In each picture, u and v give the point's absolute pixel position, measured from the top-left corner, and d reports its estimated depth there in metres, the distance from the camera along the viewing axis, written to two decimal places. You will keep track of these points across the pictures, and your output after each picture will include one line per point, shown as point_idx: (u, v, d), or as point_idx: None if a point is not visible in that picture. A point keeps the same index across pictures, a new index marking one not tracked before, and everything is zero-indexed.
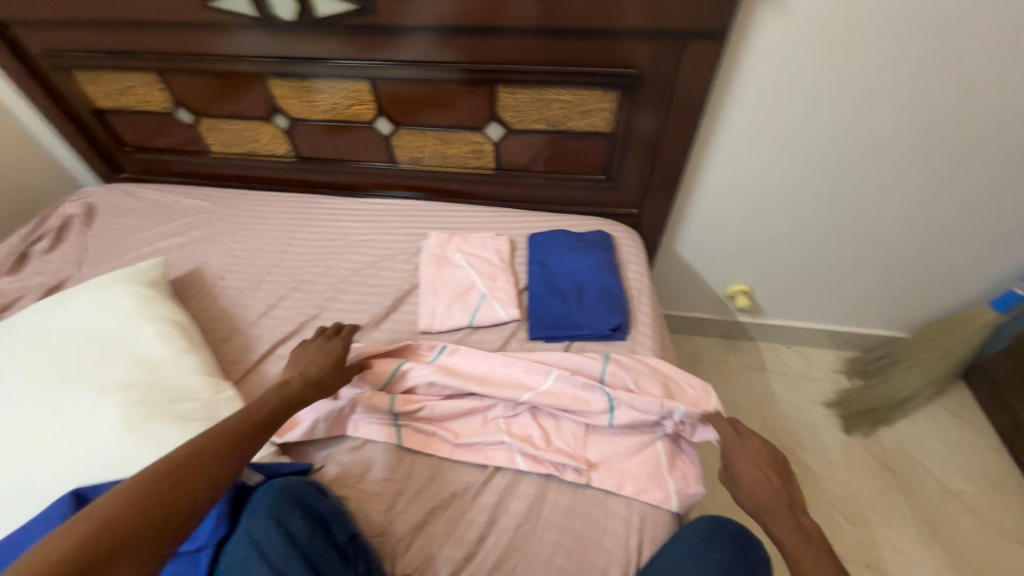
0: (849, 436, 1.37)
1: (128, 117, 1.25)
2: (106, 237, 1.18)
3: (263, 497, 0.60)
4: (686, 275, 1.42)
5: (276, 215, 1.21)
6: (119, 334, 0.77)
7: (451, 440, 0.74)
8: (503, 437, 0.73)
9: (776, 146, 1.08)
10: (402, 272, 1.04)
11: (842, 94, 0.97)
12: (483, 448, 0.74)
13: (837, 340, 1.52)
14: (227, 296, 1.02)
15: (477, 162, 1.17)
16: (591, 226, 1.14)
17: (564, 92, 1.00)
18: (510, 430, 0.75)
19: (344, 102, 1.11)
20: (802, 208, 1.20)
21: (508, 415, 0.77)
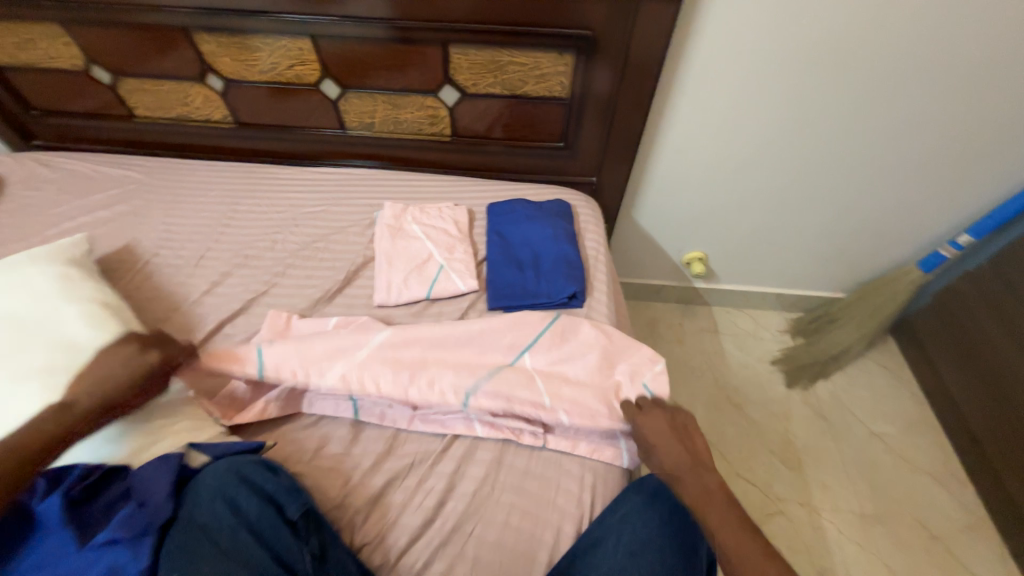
0: (791, 390, 1.47)
1: (33, 75, 1.11)
2: (18, 212, 1.06)
3: (209, 478, 0.58)
4: (645, 243, 1.44)
5: (215, 185, 1.13)
6: (38, 317, 0.71)
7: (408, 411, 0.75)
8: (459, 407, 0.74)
9: (730, 114, 1.09)
10: (355, 245, 1.01)
11: (790, 61, 0.99)
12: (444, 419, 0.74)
13: (783, 302, 1.61)
14: (165, 274, 0.95)
15: (431, 128, 1.12)
16: (550, 195, 1.14)
17: (519, 54, 0.96)
18: None
19: (284, 61, 1.02)
20: (752, 177, 1.23)
21: None
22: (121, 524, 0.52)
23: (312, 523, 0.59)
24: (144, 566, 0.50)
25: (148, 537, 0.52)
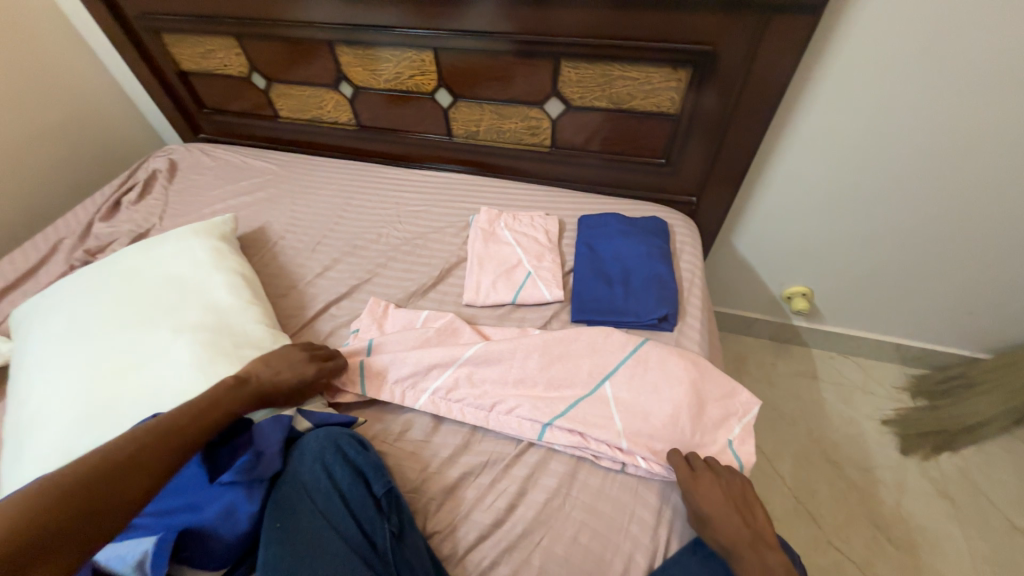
0: (905, 458, 1.27)
1: (208, 80, 1.33)
2: (185, 192, 1.27)
3: (311, 442, 0.64)
4: (741, 271, 1.35)
5: (335, 181, 1.26)
6: (194, 281, 0.84)
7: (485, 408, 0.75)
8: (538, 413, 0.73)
9: (861, 140, 0.99)
10: (450, 245, 1.06)
11: (946, 84, 0.87)
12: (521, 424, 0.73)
13: (904, 355, 1.40)
14: (287, 255, 1.08)
15: (532, 139, 1.15)
16: (645, 212, 1.11)
17: (631, 68, 0.95)
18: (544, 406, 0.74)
19: (407, 72, 1.12)
20: (881, 209, 1.09)
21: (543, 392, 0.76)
22: (243, 468, 0.59)
23: (393, 502, 0.63)
24: (255, 511, 0.57)
25: (262, 484, 0.59)
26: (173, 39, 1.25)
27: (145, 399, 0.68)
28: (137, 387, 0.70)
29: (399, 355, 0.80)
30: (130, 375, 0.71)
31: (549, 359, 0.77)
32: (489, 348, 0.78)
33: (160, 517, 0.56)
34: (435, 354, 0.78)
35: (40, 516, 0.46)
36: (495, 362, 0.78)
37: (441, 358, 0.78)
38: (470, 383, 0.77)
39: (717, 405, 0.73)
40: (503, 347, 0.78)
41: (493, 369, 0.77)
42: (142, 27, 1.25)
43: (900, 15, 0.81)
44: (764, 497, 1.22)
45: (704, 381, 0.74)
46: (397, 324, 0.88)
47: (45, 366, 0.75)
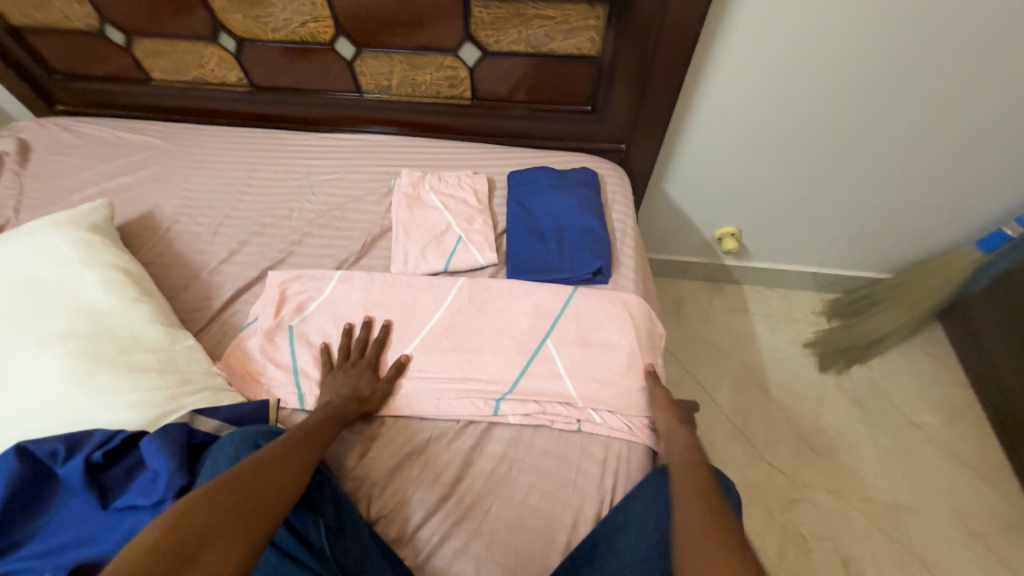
0: (823, 374, 1.41)
1: (50, 37, 1.10)
2: (44, 178, 1.07)
3: (225, 447, 0.56)
4: (674, 217, 1.37)
5: (232, 151, 1.11)
6: (59, 282, 0.70)
7: (481, 353, 0.76)
8: (520, 340, 0.77)
9: (775, 76, 0.99)
10: (372, 215, 0.98)
11: (850, 16, 0.88)
12: (506, 356, 0.76)
13: (820, 281, 1.52)
14: (183, 241, 0.95)
15: (451, 91, 1.06)
16: (575, 163, 1.07)
17: (546, 5, 0.88)
18: (518, 334, 0.78)
19: (297, 19, 0.97)
20: (797, 145, 1.13)
21: (516, 336, 0.78)
22: (141, 490, 0.52)
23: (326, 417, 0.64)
24: None
25: (167, 503, 0.51)
26: None
27: (12, 426, 0.58)
28: (1, 415, 0.58)
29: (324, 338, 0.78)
30: None
31: (495, 320, 0.80)
32: (426, 314, 0.81)
33: (44, 556, 0.48)
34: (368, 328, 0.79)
35: (165, 549, 0.42)
36: (442, 331, 0.79)
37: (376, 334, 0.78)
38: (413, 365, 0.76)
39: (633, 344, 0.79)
40: (442, 316, 0.80)
41: (412, 331, 0.79)
42: None
43: None
44: (706, 429, 1.31)
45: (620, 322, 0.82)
46: (293, 303, 0.82)
47: None
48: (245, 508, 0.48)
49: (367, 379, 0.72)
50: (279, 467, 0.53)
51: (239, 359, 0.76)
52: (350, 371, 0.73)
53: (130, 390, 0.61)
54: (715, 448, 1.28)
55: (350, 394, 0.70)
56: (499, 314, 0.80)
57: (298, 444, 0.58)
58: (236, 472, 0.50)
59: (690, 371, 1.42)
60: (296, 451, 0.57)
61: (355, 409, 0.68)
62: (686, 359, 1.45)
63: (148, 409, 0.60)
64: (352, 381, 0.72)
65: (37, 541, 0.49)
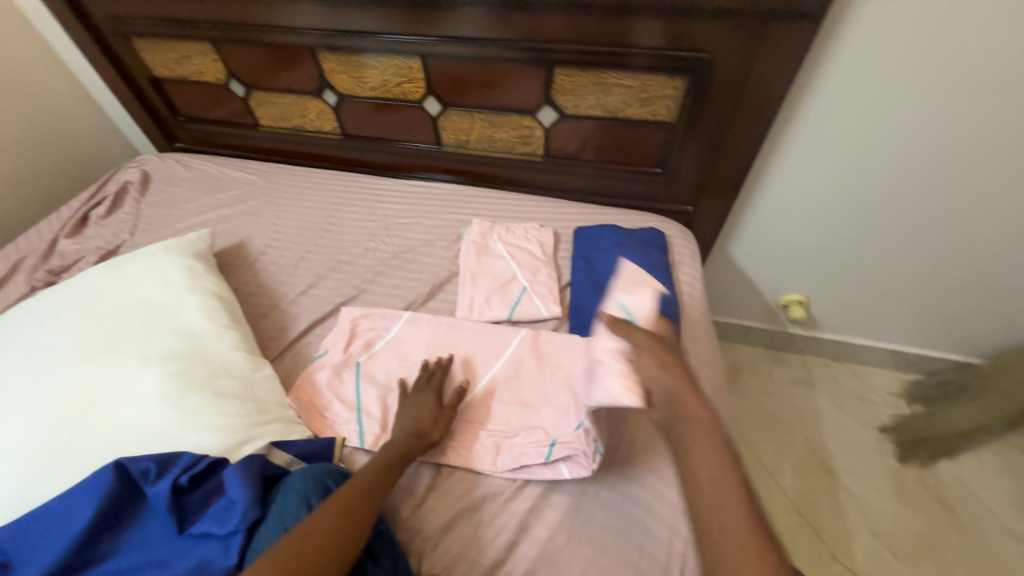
0: (904, 465, 1.26)
1: (183, 87, 1.27)
2: (157, 205, 1.20)
3: (296, 483, 0.58)
4: (736, 280, 1.33)
5: (319, 192, 1.21)
6: (165, 304, 0.77)
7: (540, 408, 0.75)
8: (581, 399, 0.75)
9: (857, 148, 0.97)
10: (440, 260, 1.02)
11: (942, 95, 0.86)
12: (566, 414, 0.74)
13: (898, 360, 1.40)
14: (268, 271, 1.02)
15: (524, 147, 1.11)
16: (641, 222, 1.07)
17: (626, 76, 0.92)
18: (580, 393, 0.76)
19: (393, 79, 1.07)
20: (878, 217, 1.08)
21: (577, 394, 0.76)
22: (217, 519, 0.54)
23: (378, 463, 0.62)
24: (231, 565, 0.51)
25: (238, 535, 0.53)
26: (146, 45, 1.19)
27: (108, 438, 0.62)
28: (100, 427, 0.63)
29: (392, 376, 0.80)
30: (93, 414, 0.64)
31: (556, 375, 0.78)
32: (488, 362, 0.81)
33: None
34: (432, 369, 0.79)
35: None
36: (503, 381, 0.78)
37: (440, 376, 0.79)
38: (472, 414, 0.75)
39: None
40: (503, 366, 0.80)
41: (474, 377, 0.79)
42: (111, 33, 1.19)
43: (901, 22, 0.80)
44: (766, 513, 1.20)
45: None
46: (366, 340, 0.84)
47: None
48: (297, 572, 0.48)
49: (428, 415, 0.71)
50: (337, 525, 0.53)
51: (309, 392, 0.78)
52: (415, 405, 0.72)
53: (214, 414, 0.64)
54: None
55: (415, 426, 0.69)
56: (560, 369, 0.79)
57: (360, 499, 0.57)
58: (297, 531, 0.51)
59: (748, 445, 1.32)
60: (355, 505, 0.56)
61: (412, 446, 0.67)
62: (744, 431, 1.35)
63: (227, 435, 0.63)
64: (413, 416, 0.71)
65: (118, 559, 0.52)
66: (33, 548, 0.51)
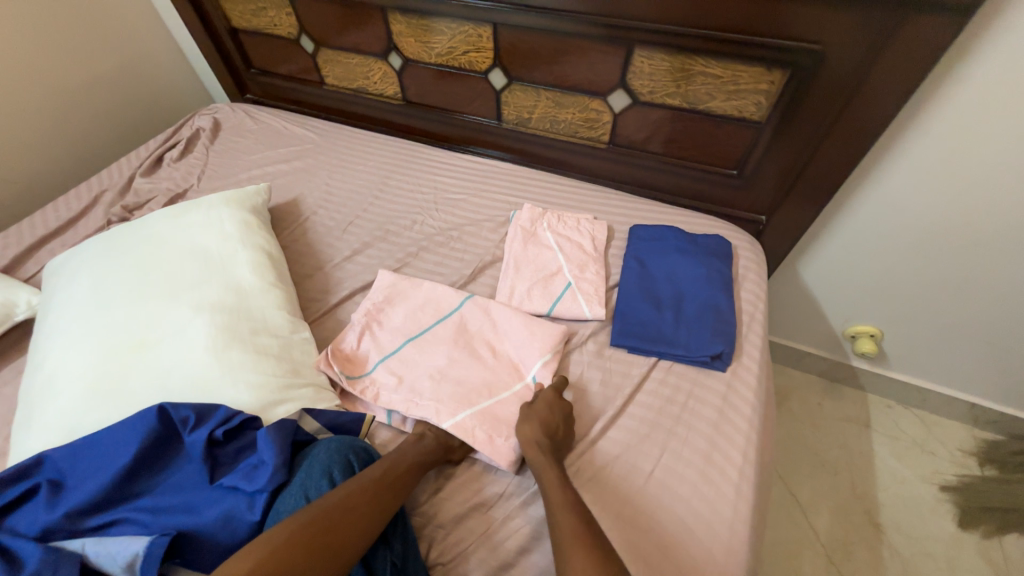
0: (963, 532, 1.14)
1: (258, 39, 1.29)
2: (223, 154, 1.24)
3: (321, 452, 0.59)
4: (801, 301, 1.21)
5: (374, 157, 1.20)
6: (219, 255, 0.79)
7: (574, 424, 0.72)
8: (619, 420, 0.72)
9: (983, 170, 0.83)
10: (486, 242, 0.98)
11: None
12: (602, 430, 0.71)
13: (978, 417, 1.24)
14: (318, 232, 1.03)
15: (589, 132, 1.04)
16: (705, 227, 0.98)
17: (714, 63, 0.83)
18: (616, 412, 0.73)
19: (461, 47, 1.03)
20: (988, 258, 0.93)
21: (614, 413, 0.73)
22: (245, 475, 0.55)
23: (400, 479, 0.59)
24: (254, 521, 0.53)
25: (263, 495, 0.55)
26: None
27: (154, 378, 0.65)
28: (149, 366, 0.66)
29: (425, 351, 0.76)
30: (144, 352, 0.67)
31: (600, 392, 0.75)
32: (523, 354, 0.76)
33: (155, 513, 0.53)
34: (463, 357, 0.76)
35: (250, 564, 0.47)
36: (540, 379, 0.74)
37: (475, 364, 0.75)
38: (500, 411, 0.70)
39: (739, 449, 0.69)
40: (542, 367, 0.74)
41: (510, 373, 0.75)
42: None
43: None
44: (792, 551, 1.13)
45: (729, 418, 0.72)
46: (402, 312, 0.82)
47: (64, 329, 0.72)
48: (320, 541, 0.50)
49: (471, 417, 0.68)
50: (363, 506, 0.54)
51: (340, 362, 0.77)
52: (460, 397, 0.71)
53: (250, 370, 0.66)
54: None
55: (441, 438, 0.67)
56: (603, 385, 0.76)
57: (388, 486, 0.58)
58: (329, 502, 0.53)
59: (785, 478, 1.23)
60: (383, 491, 0.57)
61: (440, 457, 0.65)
62: (782, 462, 1.26)
63: (262, 394, 0.64)
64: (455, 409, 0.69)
65: (154, 497, 0.54)
66: (83, 472, 0.55)
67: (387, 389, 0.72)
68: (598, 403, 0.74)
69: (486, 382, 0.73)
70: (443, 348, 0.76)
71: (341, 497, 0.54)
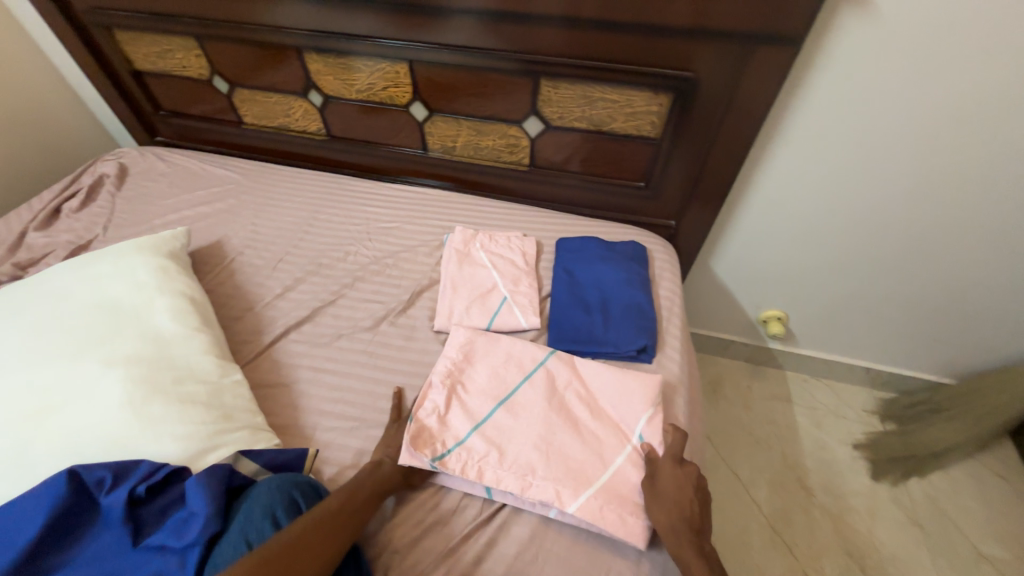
0: (876, 483, 1.28)
1: (166, 81, 1.25)
2: (134, 201, 1.18)
3: (261, 495, 0.57)
4: (717, 294, 1.34)
5: (301, 193, 1.19)
6: (133, 304, 0.75)
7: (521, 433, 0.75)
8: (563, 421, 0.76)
9: (837, 169, 0.99)
10: (422, 266, 1.01)
11: (920, 120, 0.88)
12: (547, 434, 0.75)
13: (874, 379, 1.42)
14: (245, 272, 1.00)
15: (511, 156, 1.11)
16: (623, 235, 1.08)
17: (611, 90, 0.93)
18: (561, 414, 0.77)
19: (380, 83, 1.07)
20: (854, 241, 1.11)
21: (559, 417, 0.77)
22: (175, 531, 0.52)
23: (342, 513, 0.58)
24: None
25: (196, 548, 0.52)
26: (127, 36, 1.17)
27: (64, 444, 0.60)
28: (56, 431, 0.61)
29: (517, 416, 0.73)
30: (50, 417, 0.62)
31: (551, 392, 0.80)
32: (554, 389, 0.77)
33: None
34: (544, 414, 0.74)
35: None
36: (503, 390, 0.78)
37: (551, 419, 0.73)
38: (623, 486, 0.67)
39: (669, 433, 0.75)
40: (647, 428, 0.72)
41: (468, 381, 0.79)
42: (91, 23, 1.16)
43: (883, 46, 0.81)
44: (739, 526, 1.21)
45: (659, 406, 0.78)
46: (487, 368, 0.79)
47: None
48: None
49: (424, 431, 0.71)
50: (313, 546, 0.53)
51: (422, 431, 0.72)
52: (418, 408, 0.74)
53: (177, 421, 0.63)
54: (750, 553, 1.17)
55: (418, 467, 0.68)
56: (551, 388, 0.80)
57: (339, 522, 0.57)
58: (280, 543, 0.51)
59: (726, 458, 1.33)
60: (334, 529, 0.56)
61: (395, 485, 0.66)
62: (722, 445, 1.36)
63: (189, 444, 0.61)
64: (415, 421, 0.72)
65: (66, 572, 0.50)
66: None
67: (490, 463, 0.69)
68: (702, 467, 0.71)
69: (596, 453, 0.70)
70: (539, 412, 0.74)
71: (293, 537, 0.53)
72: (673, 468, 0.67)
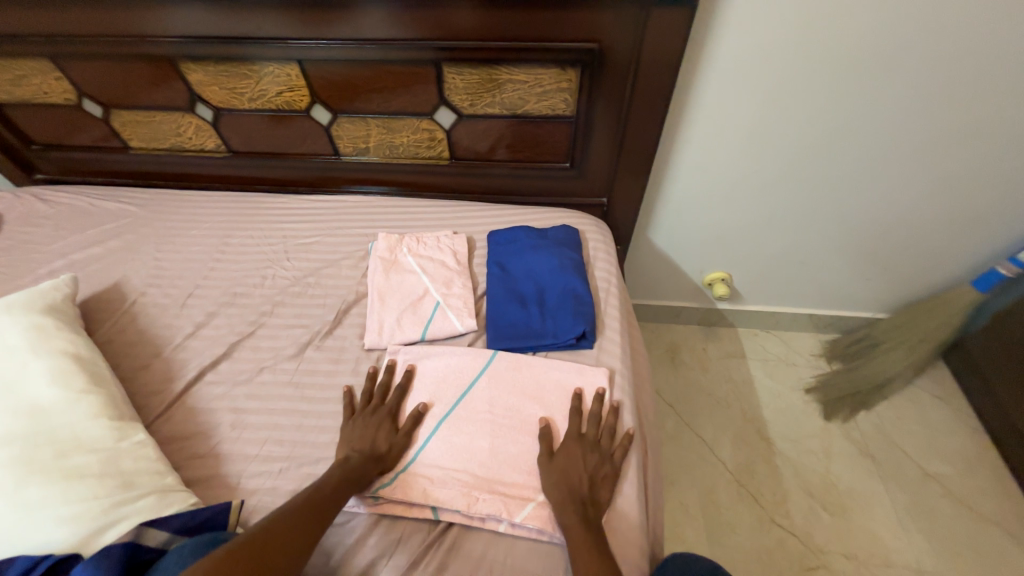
0: (829, 422, 1.34)
1: (29, 110, 1.10)
2: (11, 251, 1.04)
3: (170, 565, 0.53)
4: (661, 264, 1.34)
5: (207, 217, 1.09)
6: (2, 375, 0.66)
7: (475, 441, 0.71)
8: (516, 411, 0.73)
9: (754, 125, 0.99)
10: (347, 280, 0.94)
11: (824, 67, 0.89)
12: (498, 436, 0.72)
13: (817, 323, 1.48)
14: (150, 314, 0.91)
15: (429, 152, 1.06)
16: (555, 219, 1.05)
17: (518, 70, 0.88)
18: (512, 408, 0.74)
19: (273, 89, 0.98)
20: (781, 193, 1.12)
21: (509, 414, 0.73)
22: None
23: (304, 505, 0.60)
24: None
25: None
26: None
27: None
28: None
29: (463, 432, 0.71)
30: None
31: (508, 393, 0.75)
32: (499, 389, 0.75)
33: None
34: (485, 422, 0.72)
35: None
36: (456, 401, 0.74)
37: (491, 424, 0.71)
38: None
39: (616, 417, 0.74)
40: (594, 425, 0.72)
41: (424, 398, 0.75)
42: None
43: None
44: (709, 487, 1.24)
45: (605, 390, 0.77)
46: (428, 384, 0.77)
47: None
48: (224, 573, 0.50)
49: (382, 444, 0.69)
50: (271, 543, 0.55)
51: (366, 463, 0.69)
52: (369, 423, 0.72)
53: (63, 502, 0.56)
54: (721, 510, 1.20)
55: (367, 453, 0.68)
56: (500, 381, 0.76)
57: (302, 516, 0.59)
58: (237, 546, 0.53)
59: (689, 422, 1.35)
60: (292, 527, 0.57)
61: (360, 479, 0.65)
62: (684, 409, 1.38)
63: (80, 526, 0.55)
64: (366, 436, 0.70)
65: None
66: None
67: (436, 484, 0.66)
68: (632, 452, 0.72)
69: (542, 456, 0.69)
70: (484, 422, 0.72)
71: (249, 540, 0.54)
72: (579, 448, 0.68)
